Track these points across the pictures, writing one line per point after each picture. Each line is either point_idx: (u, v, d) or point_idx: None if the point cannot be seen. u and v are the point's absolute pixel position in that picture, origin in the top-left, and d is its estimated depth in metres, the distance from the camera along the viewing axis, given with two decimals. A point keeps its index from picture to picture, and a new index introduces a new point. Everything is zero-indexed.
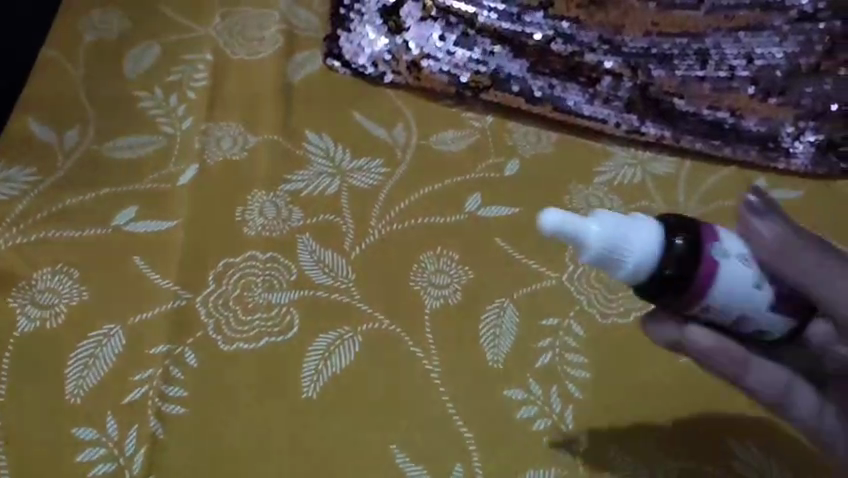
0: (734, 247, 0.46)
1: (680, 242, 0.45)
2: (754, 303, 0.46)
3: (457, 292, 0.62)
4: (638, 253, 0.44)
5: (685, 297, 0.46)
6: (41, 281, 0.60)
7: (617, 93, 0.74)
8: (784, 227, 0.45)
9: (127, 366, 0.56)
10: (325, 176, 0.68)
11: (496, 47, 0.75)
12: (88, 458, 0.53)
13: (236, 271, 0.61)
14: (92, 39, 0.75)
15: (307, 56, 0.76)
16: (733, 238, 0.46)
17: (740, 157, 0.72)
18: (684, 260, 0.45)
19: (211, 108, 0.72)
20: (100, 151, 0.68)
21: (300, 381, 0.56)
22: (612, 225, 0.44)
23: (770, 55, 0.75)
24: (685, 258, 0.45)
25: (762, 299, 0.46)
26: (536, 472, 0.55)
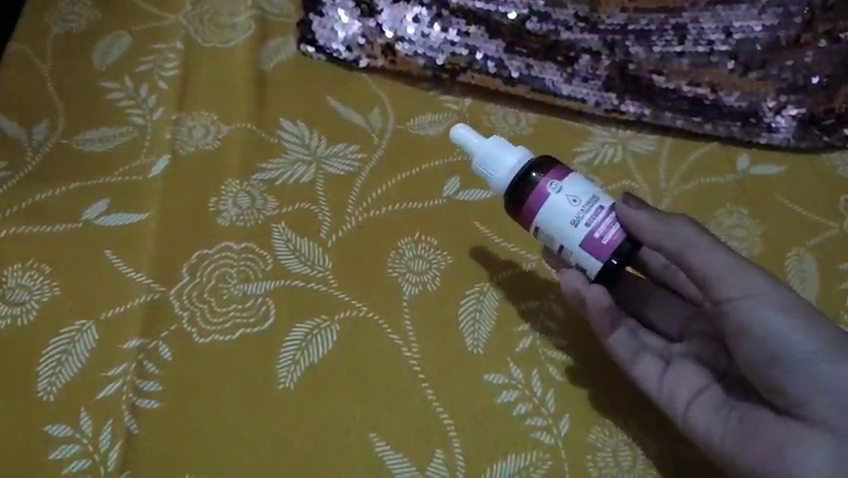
0: (569, 188, 0.53)
1: (533, 176, 0.54)
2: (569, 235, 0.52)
3: (436, 278, 0.61)
4: (506, 176, 0.55)
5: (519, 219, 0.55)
6: (12, 278, 0.58)
7: (596, 71, 0.73)
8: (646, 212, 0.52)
9: (100, 361, 0.55)
10: (300, 164, 0.67)
11: (472, 28, 0.73)
12: (61, 455, 0.52)
13: (210, 262, 0.60)
14: (60, 31, 0.74)
15: (281, 43, 0.75)
16: (577, 181, 0.53)
17: (722, 133, 0.72)
18: (524, 192, 0.54)
19: (183, 98, 0.71)
20: (70, 145, 0.66)
21: (276, 372, 0.56)
22: (490, 151, 0.55)
23: (749, 28, 0.72)
24: (528, 188, 0.54)
25: (577, 233, 0.52)
26: (518, 457, 0.54)
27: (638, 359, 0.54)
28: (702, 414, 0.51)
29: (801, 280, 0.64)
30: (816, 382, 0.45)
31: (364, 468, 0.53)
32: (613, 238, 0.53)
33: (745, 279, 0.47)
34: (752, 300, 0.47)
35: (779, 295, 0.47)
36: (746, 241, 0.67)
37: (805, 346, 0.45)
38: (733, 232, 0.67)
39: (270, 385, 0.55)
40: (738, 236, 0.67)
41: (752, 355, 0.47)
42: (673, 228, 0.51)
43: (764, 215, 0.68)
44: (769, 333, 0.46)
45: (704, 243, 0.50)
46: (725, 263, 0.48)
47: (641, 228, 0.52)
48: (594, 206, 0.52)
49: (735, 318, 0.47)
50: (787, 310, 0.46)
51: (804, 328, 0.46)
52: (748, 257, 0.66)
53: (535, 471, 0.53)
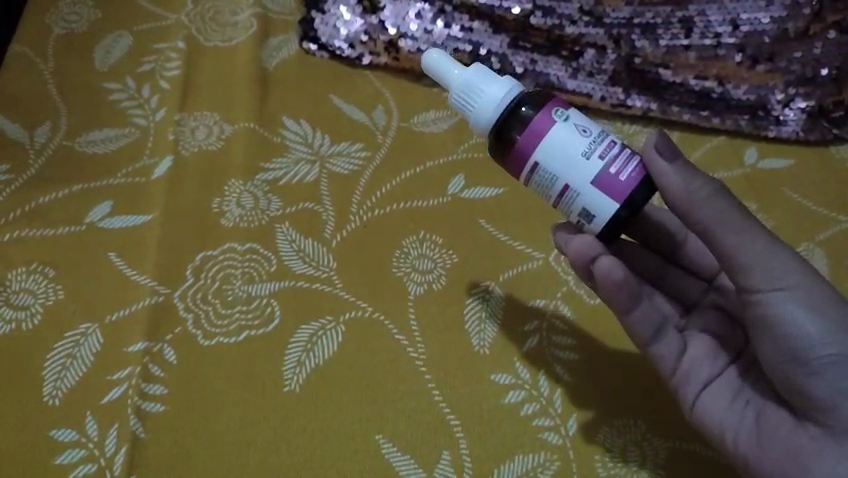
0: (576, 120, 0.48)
1: (523, 111, 0.49)
2: (582, 170, 0.46)
3: (441, 277, 0.61)
4: (491, 109, 0.49)
5: (518, 152, 0.48)
6: (16, 281, 0.58)
7: (601, 65, 0.72)
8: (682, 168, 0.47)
9: (105, 365, 0.55)
10: (304, 163, 0.67)
11: (475, 23, 0.72)
12: (68, 460, 0.51)
13: (214, 264, 0.60)
14: (61, 32, 0.73)
15: (283, 40, 0.75)
16: (583, 117, 0.49)
17: (729, 127, 0.71)
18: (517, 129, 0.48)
19: (186, 98, 0.70)
20: (73, 147, 0.66)
21: (282, 373, 0.55)
22: (471, 79, 0.50)
23: (757, 20, 0.71)
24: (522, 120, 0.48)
25: (587, 167, 0.46)
26: (526, 457, 0.53)
27: (661, 340, 0.53)
28: (713, 402, 0.51)
29: None
30: (839, 385, 0.45)
31: (371, 470, 0.52)
32: (632, 175, 0.47)
33: (778, 268, 0.46)
34: (783, 293, 0.46)
35: (810, 288, 0.46)
36: None
37: (833, 348, 0.45)
38: None
39: (275, 386, 0.55)
40: None
41: (776, 353, 0.47)
42: (707, 200, 0.46)
43: (773, 209, 0.67)
44: (797, 331, 0.45)
45: (736, 229, 0.46)
46: (758, 252, 0.46)
47: (669, 191, 0.47)
48: (606, 140, 0.47)
49: (764, 310, 0.46)
50: (818, 309, 0.45)
51: (832, 326, 0.45)
52: None
53: (543, 472, 0.53)
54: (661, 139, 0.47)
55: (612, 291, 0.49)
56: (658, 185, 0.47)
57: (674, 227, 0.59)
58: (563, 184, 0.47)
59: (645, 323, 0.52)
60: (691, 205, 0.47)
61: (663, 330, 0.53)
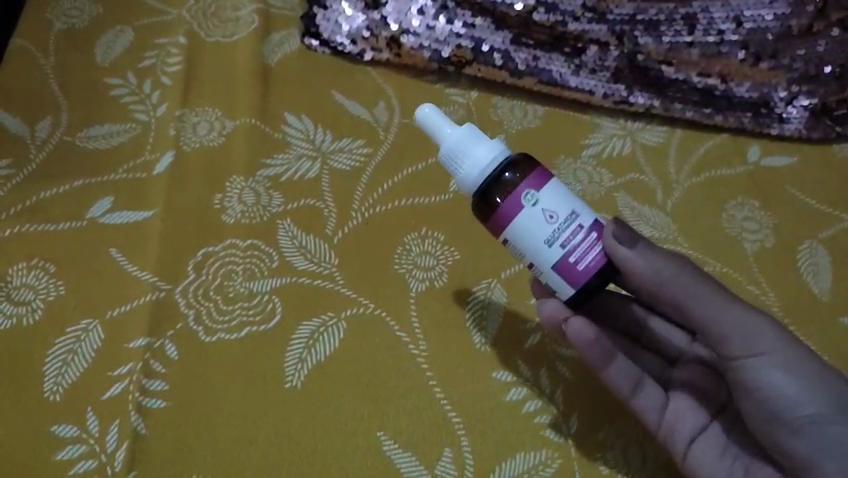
0: (547, 201, 0.46)
1: (507, 177, 0.47)
2: (543, 257, 0.46)
3: (443, 274, 0.61)
4: (472, 178, 0.48)
5: (489, 226, 0.48)
6: (17, 277, 0.58)
7: (604, 62, 0.72)
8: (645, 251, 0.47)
9: (106, 361, 0.55)
10: (305, 159, 0.66)
11: (478, 20, 0.72)
12: (69, 456, 0.51)
13: (216, 260, 0.60)
14: (63, 27, 0.73)
15: (284, 36, 0.75)
16: (559, 192, 0.47)
17: (732, 124, 0.71)
18: (489, 202, 0.47)
19: (187, 93, 0.70)
20: (74, 142, 0.66)
21: (283, 370, 0.55)
22: (458, 144, 0.48)
23: (760, 17, 0.71)
24: (495, 194, 0.47)
25: (548, 256, 0.46)
26: (527, 455, 0.53)
27: (644, 392, 0.53)
28: (703, 456, 0.52)
29: (812, 272, 0.63)
30: (821, 444, 0.44)
31: (372, 467, 0.52)
32: (591, 263, 0.46)
33: (750, 335, 0.46)
34: (758, 358, 0.46)
35: (786, 350, 0.45)
36: (759, 234, 0.66)
37: (809, 408, 0.44)
38: (744, 225, 0.66)
39: (276, 383, 0.55)
40: (749, 228, 0.66)
41: (757, 414, 0.47)
42: (676, 278, 0.47)
43: (776, 206, 0.67)
44: (774, 393, 0.45)
45: (708, 301, 0.47)
46: (731, 321, 0.46)
47: (635, 274, 0.47)
48: (573, 225, 0.46)
49: (743, 374, 0.47)
50: (793, 370, 0.45)
51: (810, 386, 0.45)
52: (759, 249, 0.65)
53: (544, 470, 0.53)
54: (621, 229, 0.46)
55: (585, 350, 0.50)
56: (621, 270, 0.47)
57: None
58: (528, 263, 0.47)
59: (623, 377, 0.52)
60: (661, 286, 0.48)
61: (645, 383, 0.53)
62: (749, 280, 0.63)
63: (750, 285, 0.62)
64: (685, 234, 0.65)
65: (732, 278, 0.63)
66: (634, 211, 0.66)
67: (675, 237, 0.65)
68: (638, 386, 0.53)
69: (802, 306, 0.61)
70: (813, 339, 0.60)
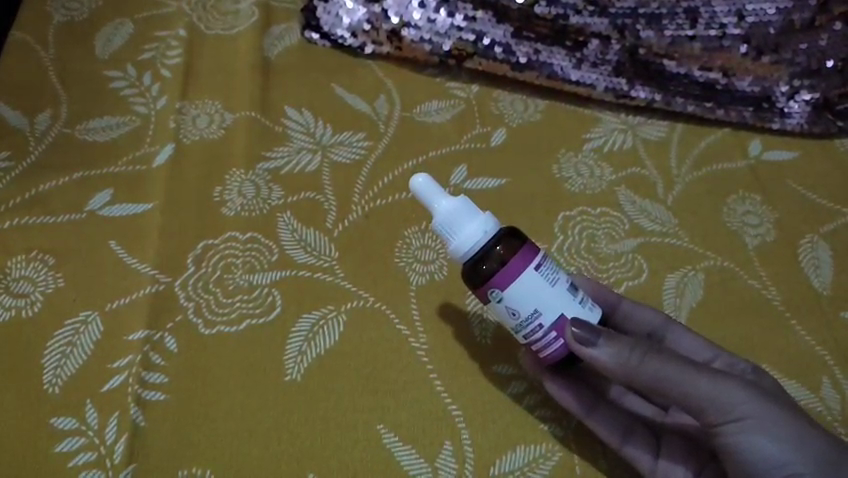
0: (511, 299, 0.47)
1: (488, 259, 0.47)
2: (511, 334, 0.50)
3: (443, 267, 0.61)
4: (457, 254, 0.48)
5: None
6: (16, 269, 0.58)
7: (605, 56, 0.71)
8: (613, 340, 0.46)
9: (105, 353, 0.55)
10: (305, 152, 0.66)
11: (479, 13, 0.71)
12: (67, 448, 0.51)
13: (215, 253, 0.60)
14: (62, 19, 0.73)
15: (284, 29, 0.75)
16: (524, 291, 0.46)
17: (734, 118, 0.71)
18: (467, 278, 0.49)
19: (186, 86, 0.70)
20: (73, 135, 0.66)
21: (283, 363, 0.55)
22: (440, 223, 0.48)
23: (762, 11, 0.70)
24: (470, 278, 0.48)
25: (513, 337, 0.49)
26: (528, 449, 0.53)
27: (631, 443, 0.53)
28: None
29: (813, 266, 0.63)
30: None
31: (372, 460, 0.52)
32: (553, 352, 0.48)
33: (727, 402, 0.45)
34: (735, 425, 0.45)
35: (762, 415, 0.45)
36: (760, 228, 0.65)
37: (793, 468, 0.44)
38: (745, 219, 0.66)
39: (276, 375, 0.55)
40: (751, 222, 0.66)
41: (740, 477, 0.46)
42: (646, 363, 0.46)
43: (777, 201, 0.67)
44: (757, 457, 0.45)
45: (683, 376, 0.45)
46: (707, 392, 0.45)
47: (603, 364, 0.47)
48: (534, 324, 0.47)
49: (723, 439, 0.46)
50: (773, 433, 0.45)
51: (790, 448, 0.44)
52: (760, 244, 0.64)
53: (545, 463, 0.53)
54: (581, 330, 0.46)
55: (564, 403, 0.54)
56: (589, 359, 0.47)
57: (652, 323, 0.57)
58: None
59: (608, 426, 0.54)
60: (631, 373, 0.46)
61: (632, 434, 0.54)
62: (750, 274, 0.62)
63: (751, 279, 0.62)
64: (686, 228, 0.65)
65: (732, 273, 0.62)
66: (635, 205, 0.66)
67: (676, 231, 0.65)
68: (624, 438, 0.53)
69: (802, 300, 0.61)
70: (814, 334, 0.60)
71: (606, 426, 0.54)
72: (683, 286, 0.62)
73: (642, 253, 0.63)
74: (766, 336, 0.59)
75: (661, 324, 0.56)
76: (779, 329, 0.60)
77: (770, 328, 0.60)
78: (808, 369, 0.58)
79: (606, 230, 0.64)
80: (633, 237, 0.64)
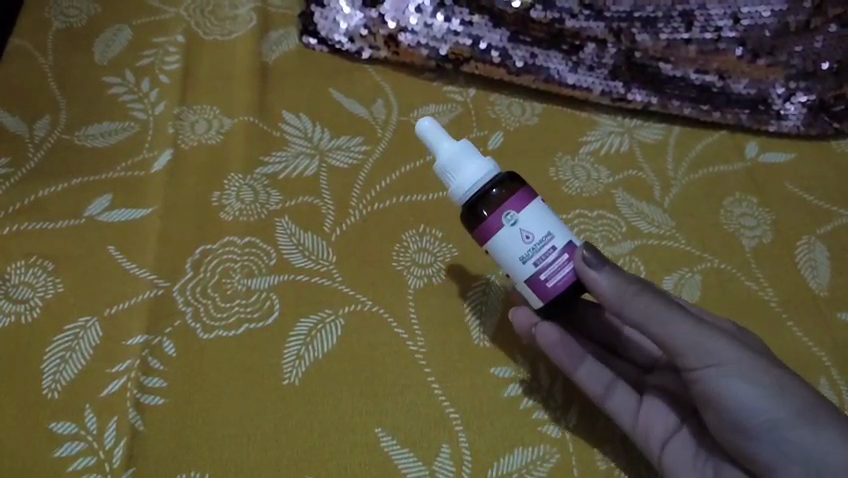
0: (525, 221, 0.48)
1: (493, 194, 0.49)
2: (516, 271, 0.48)
3: (441, 270, 0.61)
4: (462, 192, 0.50)
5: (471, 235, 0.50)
6: (15, 275, 0.58)
7: (602, 60, 0.72)
8: (610, 273, 0.47)
9: (105, 358, 0.55)
10: (304, 156, 0.67)
11: (475, 17, 0.71)
12: (67, 452, 0.51)
13: (214, 257, 0.60)
14: (61, 25, 0.73)
15: (282, 34, 0.75)
16: (537, 214, 0.48)
17: (731, 121, 0.72)
18: (472, 218, 0.50)
19: (185, 91, 0.70)
20: (72, 140, 0.66)
21: (282, 366, 0.55)
22: (453, 156, 0.50)
23: (758, 14, 0.70)
24: (475, 214, 0.49)
25: (522, 271, 0.48)
26: (526, 450, 0.53)
27: (614, 395, 0.54)
28: (677, 459, 0.51)
29: (810, 267, 0.63)
30: (785, 448, 0.44)
31: (370, 463, 0.52)
32: (563, 281, 0.48)
33: (708, 346, 0.45)
34: (714, 369, 0.45)
35: (742, 359, 0.45)
36: (757, 230, 0.66)
37: (769, 414, 0.44)
38: (742, 220, 0.66)
39: (275, 379, 0.55)
40: (747, 224, 0.66)
41: (719, 423, 0.46)
42: (633, 302, 0.46)
43: (773, 202, 0.67)
44: (733, 402, 0.45)
45: (667, 316, 0.45)
46: (689, 335, 0.45)
47: (599, 292, 0.47)
48: (546, 247, 0.48)
49: (703, 385, 0.46)
50: (753, 378, 0.44)
51: (770, 393, 0.44)
52: (757, 245, 0.65)
53: (543, 465, 0.53)
54: (590, 252, 0.47)
55: (552, 353, 0.54)
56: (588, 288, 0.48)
57: None
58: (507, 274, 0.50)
59: (592, 377, 0.54)
60: (621, 306, 0.47)
61: (615, 386, 0.54)
62: (747, 275, 0.63)
63: (749, 281, 0.62)
64: (684, 230, 0.65)
65: (730, 274, 0.63)
66: (633, 207, 0.66)
67: (674, 233, 0.65)
68: (608, 387, 0.54)
69: (800, 301, 0.62)
70: (811, 335, 0.60)
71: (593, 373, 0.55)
72: (681, 287, 0.62)
73: (639, 255, 0.63)
74: (764, 337, 0.59)
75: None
76: (776, 330, 0.60)
77: (768, 328, 0.60)
78: (805, 370, 0.58)
79: (604, 233, 0.64)
80: (630, 239, 0.64)
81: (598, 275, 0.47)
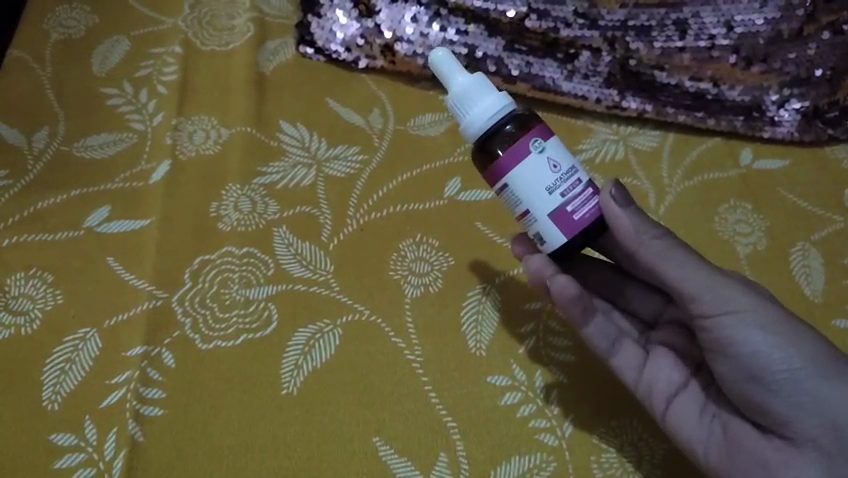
0: (553, 151, 0.49)
1: (510, 128, 0.50)
2: (542, 202, 0.48)
3: (438, 279, 0.61)
4: (482, 123, 0.50)
5: (491, 171, 0.50)
6: (15, 287, 0.59)
7: (596, 68, 0.72)
8: (632, 215, 0.49)
9: (104, 369, 0.55)
10: (301, 167, 0.67)
11: (470, 27, 0.72)
12: (67, 464, 0.52)
13: (213, 268, 0.60)
14: (59, 37, 0.74)
15: (279, 44, 0.75)
16: (562, 148, 0.50)
17: (724, 128, 0.72)
18: (491, 152, 0.50)
19: (183, 102, 0.71)
20: (71, 152, 0.66)
21: (280, 377, 0.56)
22: (475, 86, 0.51)
23: (751, 22, 0.70)
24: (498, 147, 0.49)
25: (548, 201, 0.48)
26: (523, 458, 0.54)
27: (619, 353, 0.55)
28: (682, 415, 0.53)
29: (804, 273, 0.64)
30: (797, 399, 0.47)
31: (368, 473, 0.52)
32: (586, 215, 0.49)
33: (723, 292, 0.48)
34: (730, 316, 0.48)
35: (758, 309, 0.48)
36: (751, 236, 0.66)
37: (785, 364, 0.47)
38: (737, 227, 0.67)
39: (273, 389, 0.55)
40: (742, 231, 0.66)
41: (733, 373, 0.49)
42: (650, 244, 0.50)
43: (768, 209, 0.68)
44: (747, 348, 0.47)
45: (682, 261, 0.49)
46: (703, 281, 0.49)
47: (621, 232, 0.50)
48: (572, 178, 0.49)
49: (718, 333, 0.49)
50: (767, 325, 0.47)
51: (784, 342, 0.47)
52: (751, 252, 0.65)
53: (540, 473, 0.53)
54: (618, 191, 0.49)
55: (566, 306, 0.54)
56: (611, 228, 0.50)
57: None
58: (523, 210, 0.49)
59: (599, 334, 0.55)
60: (640, 246, 0.50)
61: (620, 343, 0.56)
62: None
63: None
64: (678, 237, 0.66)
65: None
66: None
67: None
68: (613, 345, 0.55)
69: (795, 307, 0.62)
70: None
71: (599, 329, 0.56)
72: None
73: None
74: None
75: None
76: None
77: None
78: None
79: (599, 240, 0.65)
80: None
81: (622, 215, 0.49)
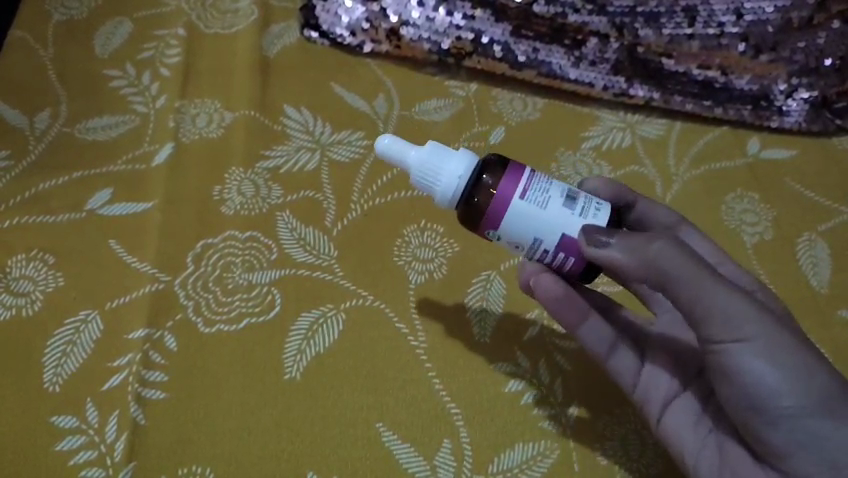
0: (511, 230, 0.46)
1: (483, 182, 0.46)
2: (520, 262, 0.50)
3: (443, 265, 0.61)
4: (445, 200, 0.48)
5: None
6: (16, 268, 0.58)
7: (604, 54, 0.71)
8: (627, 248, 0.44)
9: (106, 352, 0.55)
10: (304, 151, 0.66)
11: (477, 11, 0.71)
12: (68, 446, 0.51)
13: (215, 251, 0.60)
14: (61, 18, 0.73)
15: (284, 28, 0.75)
16: (521, 217, 0.45)
17: (732, 117, 0.72)
18: None
19: (185, 85, 0.70)
20: (73, 134, 0.66)
21: (283, 361, 0.55)
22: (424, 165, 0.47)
23: (760, 9, 0.70)
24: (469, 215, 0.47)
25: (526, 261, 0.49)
26: (526, 445, 0.53)
27: (616, 356, 0.55)
28: (677, 423, 0.52)
29: (811, 264, 0.63)
30: (797, 435, 0.43)
31: (370, 459, 0.52)
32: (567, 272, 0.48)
33: (737, 317, 0.43)
34: (739, 345, 0.43)
35: (770, 336, 0.43)
36: (758, 226, 0.65)
37: (791, 400, 0.43)
38: (743, 217, 0.66)
39: (275, 374, 0.55)
40: (749, 221, 0.66)
41: (735, 399, 0.45)
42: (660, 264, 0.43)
43: (774, 198, 0.67)
44: (751, 379, 0.43)
45: (696, 276, 0.43)
46: (723, 301, 0.43)
47: (619, 266, 0.44)
48: (539, 251, 0.46)
49: (724, 360, 0.44)
50: (777, 361, 0.43)
51: (790, 378, 0.43)
52: (757, 242, 0.64)
53: (543, 461, 0.53)
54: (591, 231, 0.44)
55: (560, 311, 0.52)
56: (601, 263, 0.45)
57: (666, 220, 0.57)
58: None
59: (595, 338, 0.54)
60: (642, 268, 0.44)
61: (619, 345, 0.55)
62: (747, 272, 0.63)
63: None
64: None
65: None
66: None
67: None
68: (611, 347, 0.55)
69: (801, 299, 0.61)
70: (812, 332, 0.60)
71: (596, 334, 0.54)
72: None
73: None
74: None
75: (675, 223, 0.57)
76: None
77: None
78: None
79: None
80: None
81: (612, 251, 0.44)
